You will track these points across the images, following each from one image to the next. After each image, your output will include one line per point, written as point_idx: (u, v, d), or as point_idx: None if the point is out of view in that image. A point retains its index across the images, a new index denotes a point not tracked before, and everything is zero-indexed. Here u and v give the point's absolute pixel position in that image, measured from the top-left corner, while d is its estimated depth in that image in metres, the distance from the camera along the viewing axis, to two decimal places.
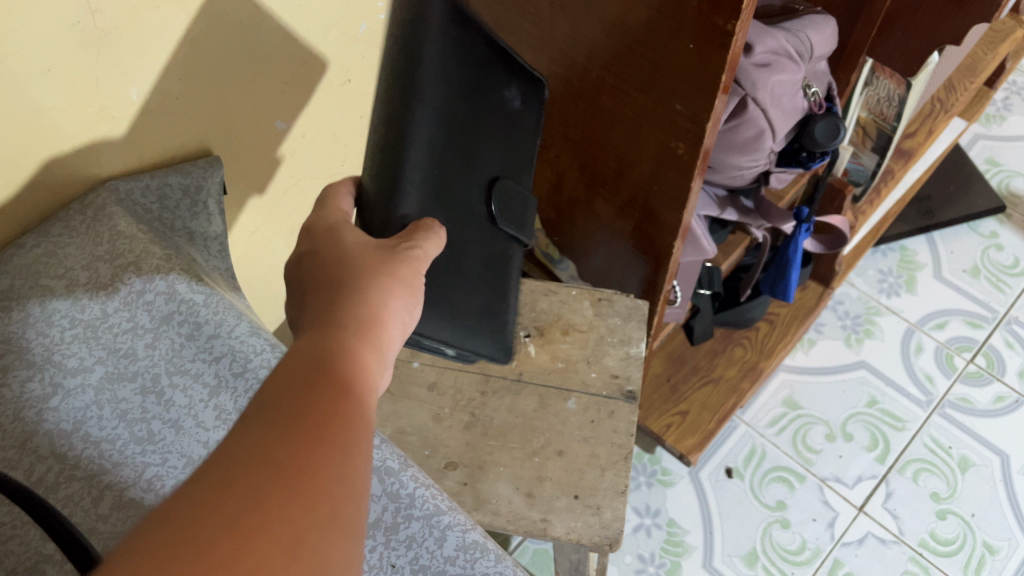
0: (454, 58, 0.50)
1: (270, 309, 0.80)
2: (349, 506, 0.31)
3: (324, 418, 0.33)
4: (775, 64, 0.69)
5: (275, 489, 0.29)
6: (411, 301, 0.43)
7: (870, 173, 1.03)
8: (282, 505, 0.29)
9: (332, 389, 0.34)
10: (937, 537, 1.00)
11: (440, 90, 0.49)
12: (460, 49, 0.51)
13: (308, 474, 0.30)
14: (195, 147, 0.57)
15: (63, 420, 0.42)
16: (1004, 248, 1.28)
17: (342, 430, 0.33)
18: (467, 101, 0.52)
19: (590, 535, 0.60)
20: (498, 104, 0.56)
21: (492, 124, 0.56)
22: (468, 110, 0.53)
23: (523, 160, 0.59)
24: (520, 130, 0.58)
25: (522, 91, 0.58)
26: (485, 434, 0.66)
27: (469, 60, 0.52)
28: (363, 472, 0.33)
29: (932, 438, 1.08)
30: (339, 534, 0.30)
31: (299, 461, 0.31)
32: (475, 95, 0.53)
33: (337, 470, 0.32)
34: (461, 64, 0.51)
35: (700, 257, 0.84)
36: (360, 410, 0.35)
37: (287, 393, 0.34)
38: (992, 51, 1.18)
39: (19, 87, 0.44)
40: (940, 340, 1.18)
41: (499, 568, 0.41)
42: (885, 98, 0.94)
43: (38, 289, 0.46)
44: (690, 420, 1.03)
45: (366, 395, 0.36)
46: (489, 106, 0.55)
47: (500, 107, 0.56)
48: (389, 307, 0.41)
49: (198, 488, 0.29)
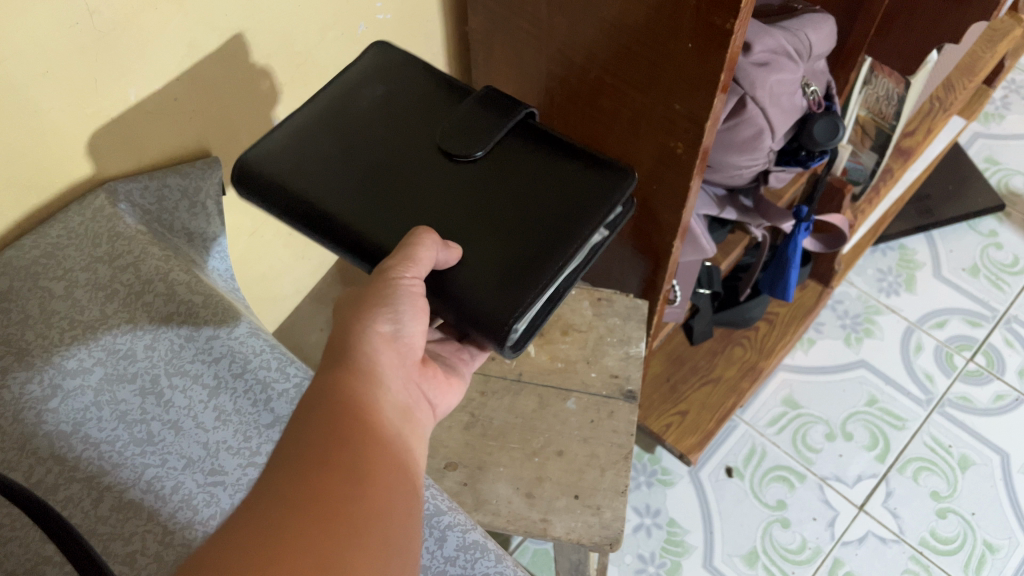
0: (307, 156, 0.54)
1: (269, 310, 0.80)
2: (372, 518, 0.33)
3: (326, 445, 0.35)
4: (774, 64, 0.69)
5: (290, 519, 0.31)
6: (395, 312, 0.43)
7: (870, 172, 1.01)
8: (300, 535, 0.31)
9: (329, 418, 0.36)
10: (936, 536, 1.00)
11: (339, 190, 0.52)
12: (297, 143, 0.54)
13: (320, 500, 0.32)
14: (194, 148, 0.57)
15: (62, 421, 0.42)
16: (1004, 247, 1.28)
17: (348, 452, 0.35)
18: (360, 150, 0.54)
19: (590, 535, 0.60)
20: (365, 107, 0.56)
21: (396, 121, 0.55)
22: (366, 154, 0.54)
23: (450, 94, 0.57)
24: (419, 91, 0.57)
25: (372, 79, 0.57)
26: (484, 434, 0.66)
27: (318, 138, 0.54)
28: (378, 485, 0.34)
29: (932, 437, 1.08)
30: (367, 547, 0.32)
31: (309, 490, 0.32)
32: (353, 136, 0.55)
33: (349, 488, 0.33)
34: (315, 149, 0.54)
35: (700, 257, 0.84)
36: (373, 451, 0.36)
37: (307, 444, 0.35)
38: (991, 49, 1.18)
39: (17, 90, 0.44)
40: (939, 339, 1.18)
41: (500, 569, 0.41)
42: (883, 96, 0.94)
43: (38, 291, 0.46)
44: (690, 420, 1.03)
45: (379, 432, 0.37)
46: (367, 121, 0.55)
47: (375, 107, 0.56)
48: (369, 329, 0.42)
49: (222, 535, 0.31)
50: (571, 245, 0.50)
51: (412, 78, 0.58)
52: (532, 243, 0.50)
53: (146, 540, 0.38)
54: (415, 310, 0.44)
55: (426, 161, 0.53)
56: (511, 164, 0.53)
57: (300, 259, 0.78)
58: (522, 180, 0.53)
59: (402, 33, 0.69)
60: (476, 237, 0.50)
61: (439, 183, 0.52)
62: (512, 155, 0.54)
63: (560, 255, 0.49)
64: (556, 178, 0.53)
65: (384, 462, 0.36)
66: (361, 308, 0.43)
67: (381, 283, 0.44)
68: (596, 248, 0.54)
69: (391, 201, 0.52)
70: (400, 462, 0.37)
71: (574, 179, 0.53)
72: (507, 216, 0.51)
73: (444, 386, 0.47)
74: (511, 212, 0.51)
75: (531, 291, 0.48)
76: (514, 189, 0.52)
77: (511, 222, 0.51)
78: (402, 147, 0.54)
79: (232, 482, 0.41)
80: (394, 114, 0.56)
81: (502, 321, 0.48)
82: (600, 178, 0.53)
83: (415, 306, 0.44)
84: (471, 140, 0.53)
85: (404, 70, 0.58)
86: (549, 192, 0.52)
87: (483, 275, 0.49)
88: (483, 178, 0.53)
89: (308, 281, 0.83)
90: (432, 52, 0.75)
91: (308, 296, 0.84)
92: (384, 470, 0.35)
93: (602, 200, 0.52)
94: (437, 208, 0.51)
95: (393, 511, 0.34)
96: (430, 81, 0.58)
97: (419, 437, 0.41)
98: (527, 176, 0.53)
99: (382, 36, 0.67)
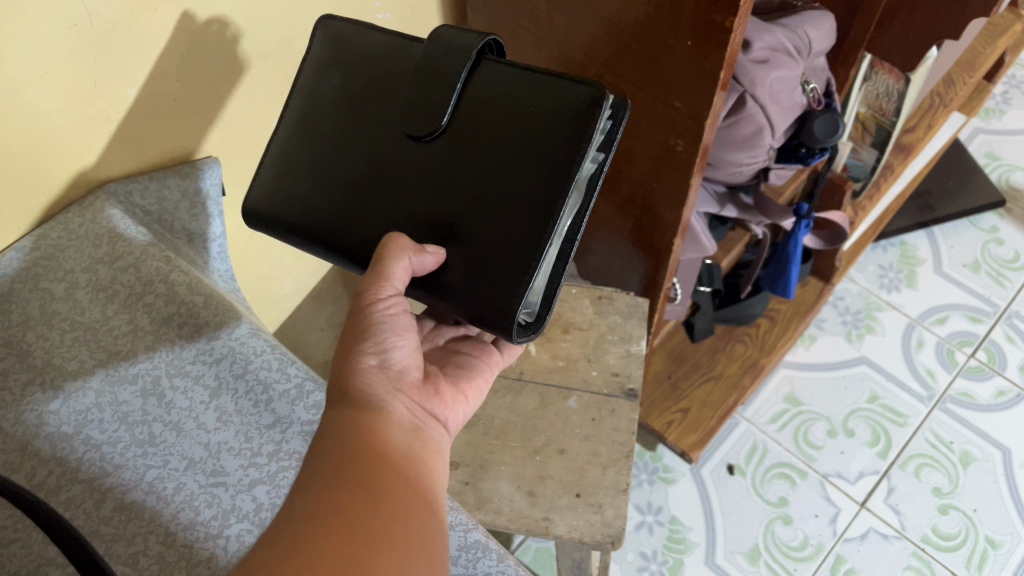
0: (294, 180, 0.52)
1: (269, 310, 0.80)
2: (393, 526, 0.33)
3: (338, 467, 0.35)
4: (774, 61, 0.69)
5: (315, 535, 0.32)
6: (380, 342, 0.43)
7: (870, 169, 1.00)
8: (322, 548, 0.31)
9: (340, 446, 0.37)
10: (938, 532, 1.00)
11: (326, 211, 0.50)
12: (285, 167, 0.53)
13: (339, 515, 0.33)
14: (195, 149, 0.57)
15: (64, 422, 0.42)
16: (1005, 243, 1.28)
17: (363, 470, 0.35)
18: (336, 158, 0.50)
19: (592, 533, 0.60)
20: (327, 104, 0.51)
21: (358, 110, 0.50)
22: (340, 162, 0.50)
23: (399, 60, 0.49)
24: (368, 64, 0.50)
25: (328, 66, 0.52)
26: (486, 433, 0.66)
27: (298, 160, 0.52)
28: (399, 495, 0.35)
29: (935, 433, 1.08)
30: (393, 551, 0.32)
31: (326, 506, 0.33)
32: (324, 141, 0.51)
33: (365, 500, 0.34)
34: (298, 171, 0.52)
35: (700, 254, 0.84)
36: (393, 474, 0.36)
37: (331, 472, 0.35)
38: (992, 44, 1.17)
39: (16, 92, 0.43)
40: (940, 335, 1.18)
41: (502, 568, 0.41)
42: (883, 93, 0.95)
43: (39, 292, 0.46)
44: (691, 418, 1.03)
45: (397, 459, 0.37)
46: (332, 121, 0.51)
47: (336, 99, 0.51)
48: (358, 363, 0.41)
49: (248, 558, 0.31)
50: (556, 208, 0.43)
51: (360, 52, 0.51)
52: (517, 220, 0.44)
53: (148, 542, 0.39)
54: (397, 331, 0.43)
55: (390, 150, 0.48)
56: (469, 124, 0.46)
57: (301, 259, 0.78)
58: (488, 141, 0.45)
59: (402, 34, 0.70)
60: (455, 231, 0.46)
61: (408, 176, 0.47)
62: (475, 106, 0.46)
63: (544, 224, 0.43)
64: (524, 124, 0.44)
65: (398, 476, 0.36)
66: (347, 342, 0.43)
67: (359, 313, 0.43)
68: (595, 177, 0.46)
69: (378, 212, 0.48)
70: (414, 475, 0.37)
71: (544, 123, 0.43)
72: (480, 192, 0.45)
73: (452, 399, 0.46)
74: (484, 188, 0.45)
75: (524, 276, 0.44)
76: (480, 158, 0.45)
77: (487, 201, 0.45)
78: (365, 143, 0.49)
79: (233, 483, 0.41)
80: (353, 104, 0.50)
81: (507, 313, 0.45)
82: (570, 104, 0.43)
83: (398, 326, 0.43)
84: (421, 118, 0.46)
85: (351, 43, 0.51)
86: (523, 143, 0.44)
87: (472, 272, 0.45)
88: (445, 151, 0.46)
89: (310, 281, 0.83)
90: None
91: (309, 296, 0.85)
92: (405, 483, 0.36)
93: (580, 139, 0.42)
94: (419, 204, 0.47)
95: (415, 514, 0.35)
96: (379, 49, 0.50)
97: (433, 451, 0.41)
98: (491, 131, 0.45)
99: None
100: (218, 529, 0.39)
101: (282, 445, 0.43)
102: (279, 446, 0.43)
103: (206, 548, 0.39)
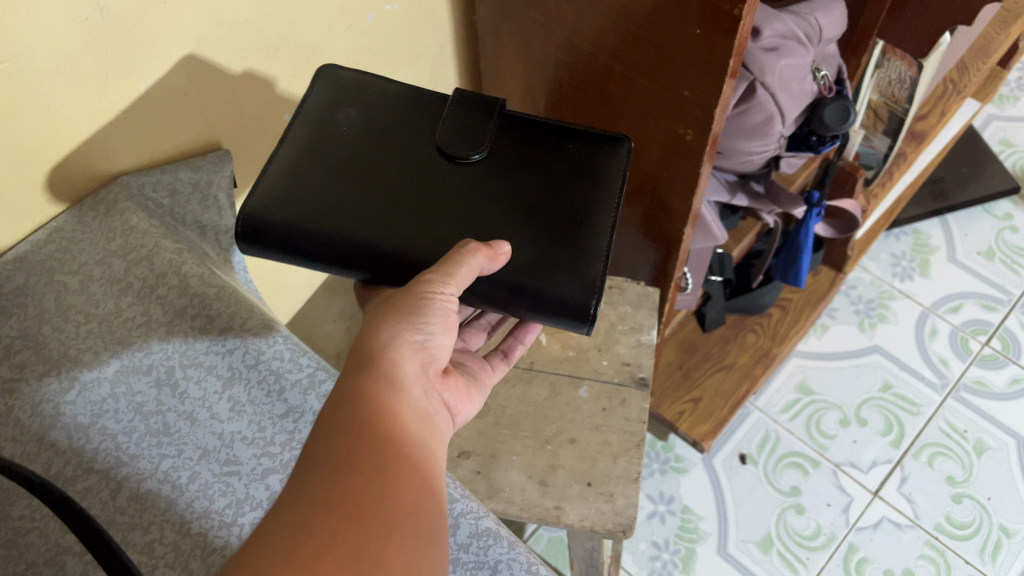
0: (311, 194, 0.51)
1: (281, 302, 0.80)
2: (401, 516, 0.33)
3: (351, 449, 0.35)
4: (784, 48, 0.69)
5: (323, 522, 0.32)
6: (426, 324, 0.43)
7: (883, 157, 0.99)
8: (332, 534, 0.31)
9: (353, 425, 0.36)
10: (952, 521, 1.00)
11: (365, 224, 0.51)
12: (296, 183, 0.52)
13: (348, 500, 0.33)
14: (205, 143, 0.58)
15: (80, 413, 0.42)
16: (1019, 230, 1.27)
17: (378, 455, 0.35)
18: (361, 179, 0.52)
19: (604, 522, 0.60)
20: (347, 132, 0.53)
21: (389, 137, 0.54)
22: (364, 181, 0.52)
23: (420, 101, 0.55)
24: (388, 103, 0.55)
25: (341, 103, 0.55)
26: (498, 423, 0.66)
27: (316, 176, 0.52)
28: (411, 488, 0.35)
29: (948, 422, 1.07)
30: (400, 542, 0.32)
31: (336, 493, 0.33)
32: (349, 164, 0.52)
33: (378, 489, 0.34)
34: (316, 186, 0.52)
35: (711, 244, 0.84)
36: (407, 464, 0.36)
37: (351, 456, 0.35)
38: (1006, 30, 1.15)
39: (30, 87, 0.44)
40: (954, 324, 1.17)
41: (513, 555, 0.41)
42: (896, 79, 0.93)
43: (55, 284, 0.47)
44: (703, 407, 1.03)
45: (413, 450, 0.37)
46: (354, 147, 0.53)
47: (358, 129, 0.54)
48: (399, 338, 0.42)
49: (258, 538, 0.32)
50: (609, 210, 0.53)
51: (375, 96, 0.55)
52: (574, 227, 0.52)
53: (164, 530, 0.39)
54: (448, 325, 0.45)
55: (435, 169, 0.53)
56: (509, 156, 0.54)
57: None
58: (528, 169, 0.54)
59: (409, 27, 0.70)
60: (519, 229, 0.52)
61: (460, 189, 0.52)
62: (509, 145, 0.55)
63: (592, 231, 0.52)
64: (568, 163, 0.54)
65: (407, 461, 0.36)
66: (395, 316, 0.43)
67: (419, 298, 0.44)
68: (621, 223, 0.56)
69: (421, 222, 0.51)
70: (427, 466, 0.37)
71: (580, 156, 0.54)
72: (541, 199, 0.53)
73: (461, 393, 0.47)
74: (543, 193, 0.53)
75: (590, 270, 0.52)
76: (535, 173, 0.54)
77: (550, 204, 0.53)
78: (402, 164, 0.53)
79: (247, 472, 0.42)
80: (379, 135, 0.54)
81: (574, 303, 0.51)
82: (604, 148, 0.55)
83: (446, 320, 0.45)
84: (475, 138, 0.53)
85: (366, 88, 0.55)
86: (565, 173, 0.54)
87: (532, 267, 0.51)
88: (489, 172, 0.53)
89: (322, 273, 0.83)
90: (439, 41, 0.76)
91: (320, 289, 0.85)
92: (419, 474, 0.36)
93: (613, 164, 0.55)
94: (471, 218, 0.51)
95: (423, 506, 0.35)
96: (395, 95, 0.55)
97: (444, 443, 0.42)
98: (531, 163, 0.54)
99: (390, 28, 0.68)
100: (233, 517, 0.40)
101: (294, 435, 0.43)
102: (292, 436, 0.43)
103: (220, 536, 0.39)
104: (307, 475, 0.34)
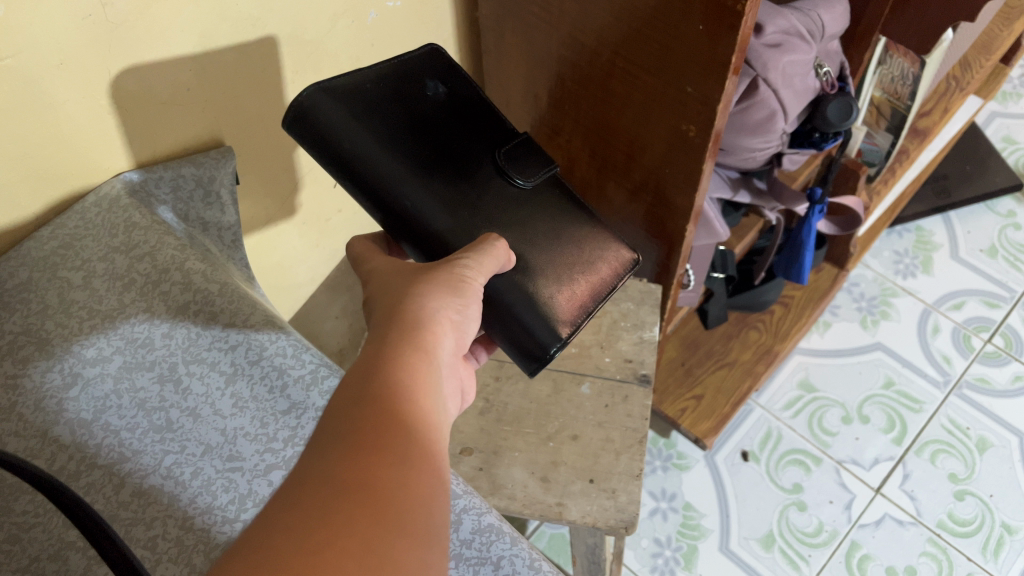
0: (366, 128, 0.52)
1: (284, 299, 0.80)
2: (417, 505, 0.33)
3: (380, 427, 0.34)
4: (787, 44, 0.69)
5: (339, 505, 0.31)
6: (463, 307, 0.44)
7: (885, 154, 1.00)
8: (349, 517, 0.30)
9: (388, 401, 0.36)
10: (954, 518, 0.99)
11: (399, 175, 0.52)
12: (358, 115, 0.52)
13: (370, 483, 0.32)
14: (208, 139, 0.58)
15: (83, 409, 0.42)
16: (1022, 228, 1.26)
17: (403, 438, 0.35)
18: (416, 134, 0.53)
19: (606, 518, 0.60)
20: (430, 97, 0.55)
21: (460, 123, 0.55)
22: (419, 136, 0.53)
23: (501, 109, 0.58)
24: (477, 94, 0.57)
25: (437, 74, 0.56)
26: (500, 419, 0.66)
27: (377, 117, 0.53)
28: (430, 476, 0.34)
29: (949, 419, 1.07)
30: (414, 533, 0.32)
31: (357, 473, 0.32)
32: (413, 120, 0.54)
33: (397, 473, 0.33)
34: (371, 122, 0.52)
35: (712, 240, 0.84)
36: (430, 449, 0.35)
37: (379, 435, 0.34)
38: (1009, 26, 1.15)
39: (34, 83, 0.44)
40: (956, 321, 1.16)
41: (515, 551, 0.41)
42: (899, 76, 0.93)
43: (58, 280, 0.46)
44: (706, 404, 1.03)
45: (436, 433, 0.37)
46: (426, 108, 0.55)
47: (440, 99, 0.55)
48: (441, 313, 0.42)
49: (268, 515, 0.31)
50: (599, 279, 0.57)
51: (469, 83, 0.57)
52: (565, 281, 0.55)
53: (167, 525, 0.39)
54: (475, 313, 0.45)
55: (476, 170, 0.55)
56: (541, 194, 0.57)
57: (315, 248, 0.79)
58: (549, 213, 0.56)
59: (411, 23, 0.70)
60: (530, 256, 0.54)
61: (488, 192, 0.55)
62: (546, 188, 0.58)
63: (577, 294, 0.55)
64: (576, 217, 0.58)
65: (432, 447, 0.36)
66: (437, 290, 0.44)
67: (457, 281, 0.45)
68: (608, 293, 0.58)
69: (444, 200, 0.53)
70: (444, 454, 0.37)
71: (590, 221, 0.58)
72: (548, 242, 0.56)
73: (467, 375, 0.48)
74: (557, 240, 0.56)
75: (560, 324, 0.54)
76: (553, 218, 0.56)
77: (553, 248, 0.56)
78: (456, 147, 0.55)
79: (249, 468, 0.42)
80: (453, 113, 0.56)
81: (537, 342, 0.54)
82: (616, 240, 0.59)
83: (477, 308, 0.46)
84: (527, 167, 0.56)
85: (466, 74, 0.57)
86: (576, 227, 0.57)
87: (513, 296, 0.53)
88: (520, 202, 0.56)
89: (325, 270, 0.83)
90: (442, 37, 0.75)
91: (322, 286, 0.85)
92: (437, 462, 0.36)
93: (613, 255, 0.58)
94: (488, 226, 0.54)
95: (437, 497, 0.34)
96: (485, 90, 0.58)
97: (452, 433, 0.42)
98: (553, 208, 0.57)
99: (392, 25, 0.68)
100: (235, 514, 0.40)
101: (297, 430, 0.43)
102: (294, 432, 0.43)
103: (223, 532, 0.39)
104: (331, 453, 0.33)
